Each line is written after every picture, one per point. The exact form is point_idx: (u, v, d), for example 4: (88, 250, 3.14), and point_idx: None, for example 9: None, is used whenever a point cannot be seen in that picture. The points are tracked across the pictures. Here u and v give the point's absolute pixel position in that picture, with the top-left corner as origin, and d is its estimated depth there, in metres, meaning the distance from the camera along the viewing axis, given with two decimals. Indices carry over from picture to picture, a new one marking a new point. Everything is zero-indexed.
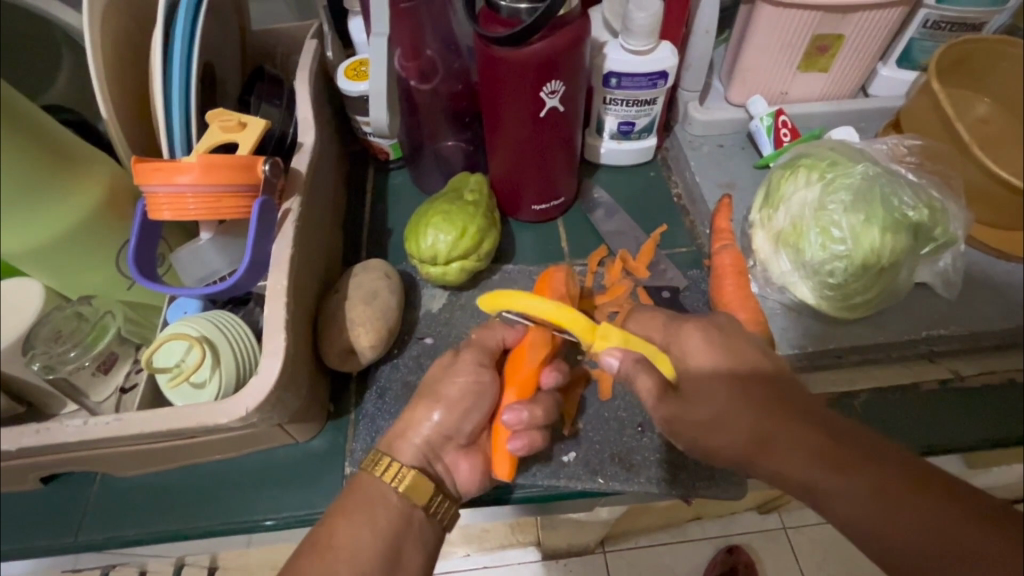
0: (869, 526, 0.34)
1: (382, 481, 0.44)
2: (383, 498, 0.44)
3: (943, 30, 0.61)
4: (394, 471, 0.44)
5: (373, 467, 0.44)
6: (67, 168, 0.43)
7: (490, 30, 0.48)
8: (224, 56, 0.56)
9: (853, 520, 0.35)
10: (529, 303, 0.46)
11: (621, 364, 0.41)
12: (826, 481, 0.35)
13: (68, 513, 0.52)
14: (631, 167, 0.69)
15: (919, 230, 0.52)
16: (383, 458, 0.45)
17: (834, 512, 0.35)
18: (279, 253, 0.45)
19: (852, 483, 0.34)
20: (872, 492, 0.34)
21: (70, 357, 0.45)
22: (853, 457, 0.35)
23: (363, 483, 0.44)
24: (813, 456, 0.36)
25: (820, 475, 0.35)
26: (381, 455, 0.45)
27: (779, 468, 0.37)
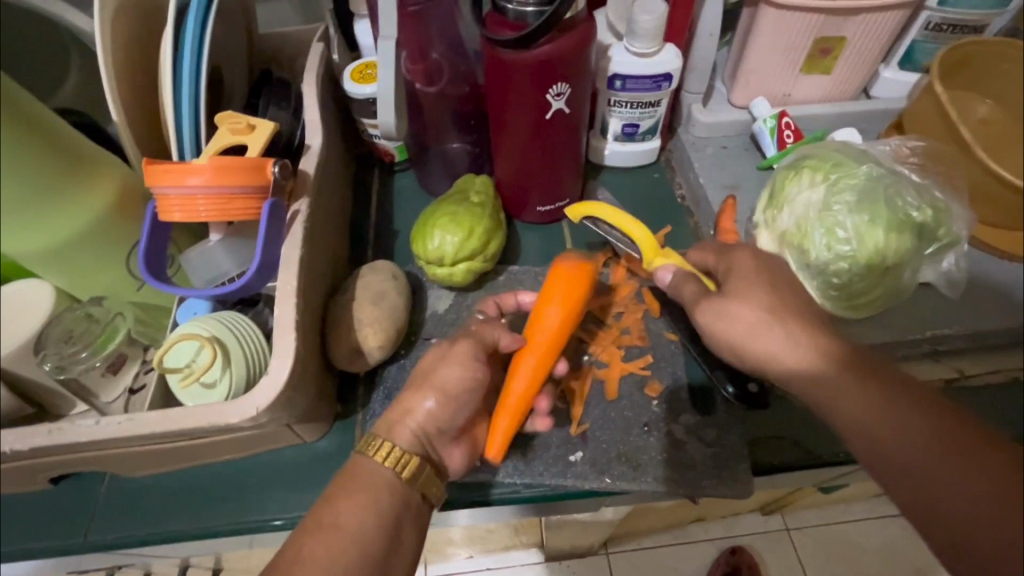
0: (924, 471, 0.35)
1: (381, 464, 0.43)
2: (381, 478, 0.43)
3: (944, 32, 0.62)
4: (391, 455, 0.43)
5: (370, 450, 0.44)
6: (79, 170, 0.43)
7: (497, 32, 0.48)
8: (232, 60, 0.56)
9: (905, 464, 0.35)
10: (628, 224, 0.55)
11: (671, 278, 0.49)
12: (881, 420, 0.36)
13: (75, 514, 0.52)
14: (635, 169, 0.69)
15: (923, 230, 0.52)
16: (383, 441, 0.44)
17: (881, 454, 0.36)
18: (289, 254, 0.45)
19: (905, 424, 0.36)
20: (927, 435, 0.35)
21: (81, 358, 0.46)
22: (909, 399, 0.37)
23: (361, 464, 0.44)
24: (868, 394, 0.37)
25: (875, 412, 0.37)
26: (375, 438, 0.44)
27: (835, 407, 0.38)
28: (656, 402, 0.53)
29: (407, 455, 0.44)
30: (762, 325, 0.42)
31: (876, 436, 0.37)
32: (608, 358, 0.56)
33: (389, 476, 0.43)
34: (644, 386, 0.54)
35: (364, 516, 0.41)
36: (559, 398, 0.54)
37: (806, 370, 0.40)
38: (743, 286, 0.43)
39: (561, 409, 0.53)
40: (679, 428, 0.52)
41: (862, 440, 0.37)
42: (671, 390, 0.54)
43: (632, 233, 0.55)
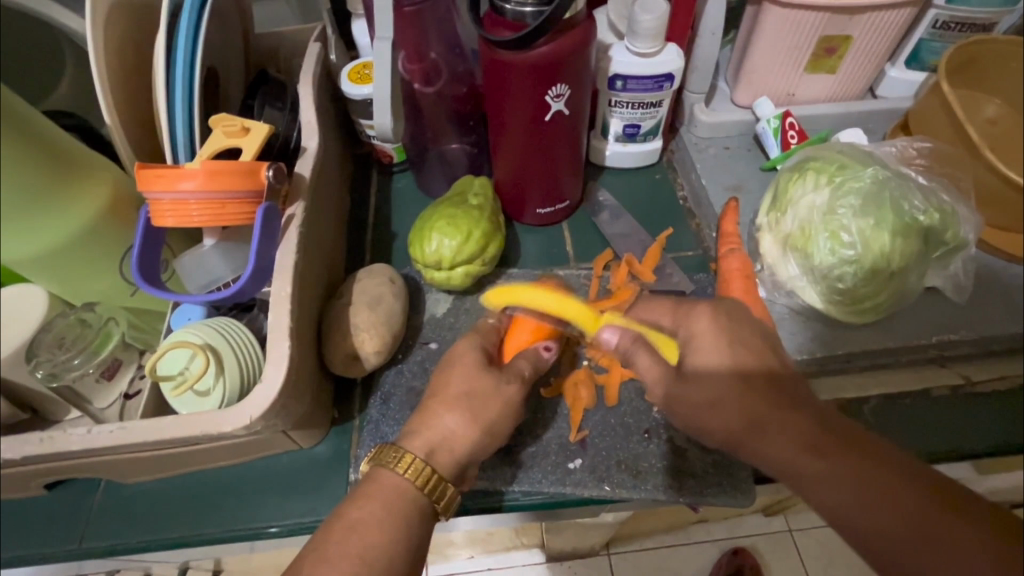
0: (900, 544, 0.37)
1: (403, 479, 0.41)
2: (403, 494, 0.41)
3: (952, 31, 0.60)
4: (414, 469, 0.41)
5: (392, 463, 0.41)
6: (71, 175, 0.42)
7: (495, 33, 0.47)
8: (228, 60, 0.55)
9: (882, 541, 0.37)
10: (533, 296, 0.49)
11: (620, 342, 0.44)
12: (853, 501, 0.38)
13: (72, 519, 0.51)
14: (636, 170, 0.69)
15: (930, 234, 0.51)
16: (408, 455, 0.41)
17: (860, 532, 0.38)
18: (284, 260, 0.45)
19: (878, 501, 0.38)
20: (897, 511, 0.37)
21: (74, 364, 0.45)
22: (874, 471, 0.38)
23: (382, 479, 0.41)
24: (842, 474, 0.38)
25: (849, 494, 0.38)
26: (406, 453, 0.42)
27: (811, 492, 0.39)
28: (657, 408, 0.53)
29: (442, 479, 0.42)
30: (720, 382, 0.41)
31: (852, 519, 0.38)
32: (608, 363, 0.54)
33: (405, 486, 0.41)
34: (644, 392, 0.54)
35: (386, 531, 0.39)
36: (558, 402, 0.53)
37: (781, 459, 0.40)
38: None
39: (561, 414, 0.53)
40: (680, 435, 0.51)
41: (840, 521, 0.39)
42: None
43: (564, 311, 0.48)
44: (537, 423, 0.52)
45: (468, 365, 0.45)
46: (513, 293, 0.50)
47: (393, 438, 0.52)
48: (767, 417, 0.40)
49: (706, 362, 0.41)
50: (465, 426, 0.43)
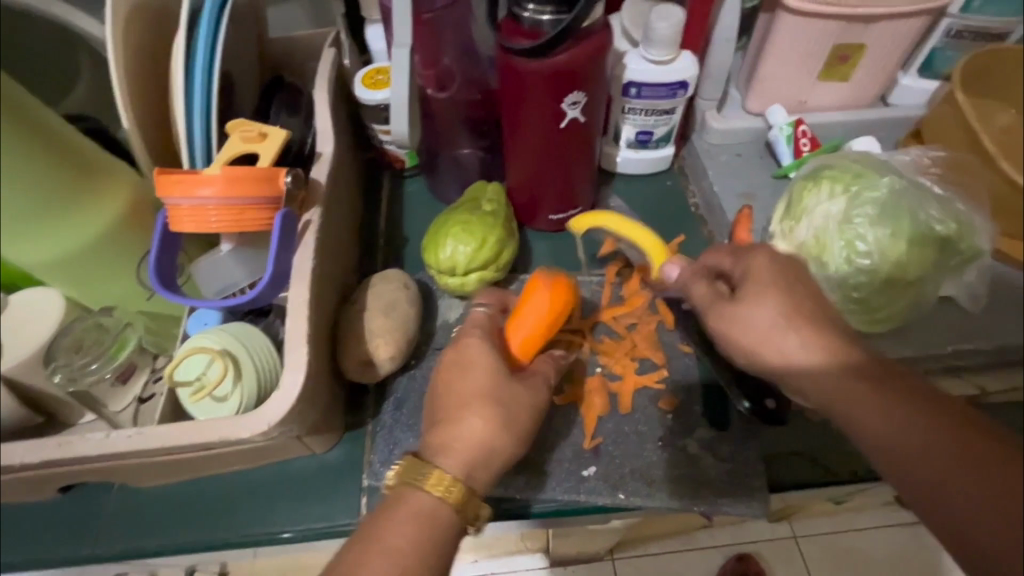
0: (985, 516, 0.32)
1: (431, 495, 0.40)
2: (438, 513, 0.40)
3: (966, 40, 0.61)
4: (450, 489, 0.40)
5: (426, 481, 0.40)
6: (91, 181, 0.43)
7: (513, 41, 0.47)
8: (243, 65, 0.56)
9: (949, 503, 0.33)
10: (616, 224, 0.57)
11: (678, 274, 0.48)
12: (930, 463, 0.34)
13: (84, 524, 0.51)
14: (648, 176, 0.69)
15: (947, 243, 0.51)
16: (446, 476, 0.40)
17: (933, 496, 0.34)
18: (300, 266, 0.45)
19: (957, 469, 0.33)
20: (978, 480, 0.33)
21: (91, 369, 0.45)
22: (956, 434, 0.34)
23: (415, 498, 0.40)
24: (917, 428, 0.35)
25: (912, 441, 0.35)
26: (433, 468, 0.41)
27: (875, 436, 0.36)
28: (670, 416, 0.53)
29: (466, 491, 0.41)
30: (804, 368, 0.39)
31: (917, 473, 0.35)
32: (622, 371, 0.55)
33: (439, 504, 0.40)
34: (657, 400, 0.54)
35: (423, 552, 0.39)
36: (571, 407, 0.53)
37: (840, 396, 0.38)
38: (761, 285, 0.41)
39: (574, 422, 0.53)
40: (694, 444, 0.51)
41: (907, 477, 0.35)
42: (685, 404, 0.53)
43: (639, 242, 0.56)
44: (551, 431, 0.52)
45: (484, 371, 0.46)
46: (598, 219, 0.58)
47: (406, 444, 0.52)
48: (829, 351, 0.39)
49: (756, 299, 0.41)
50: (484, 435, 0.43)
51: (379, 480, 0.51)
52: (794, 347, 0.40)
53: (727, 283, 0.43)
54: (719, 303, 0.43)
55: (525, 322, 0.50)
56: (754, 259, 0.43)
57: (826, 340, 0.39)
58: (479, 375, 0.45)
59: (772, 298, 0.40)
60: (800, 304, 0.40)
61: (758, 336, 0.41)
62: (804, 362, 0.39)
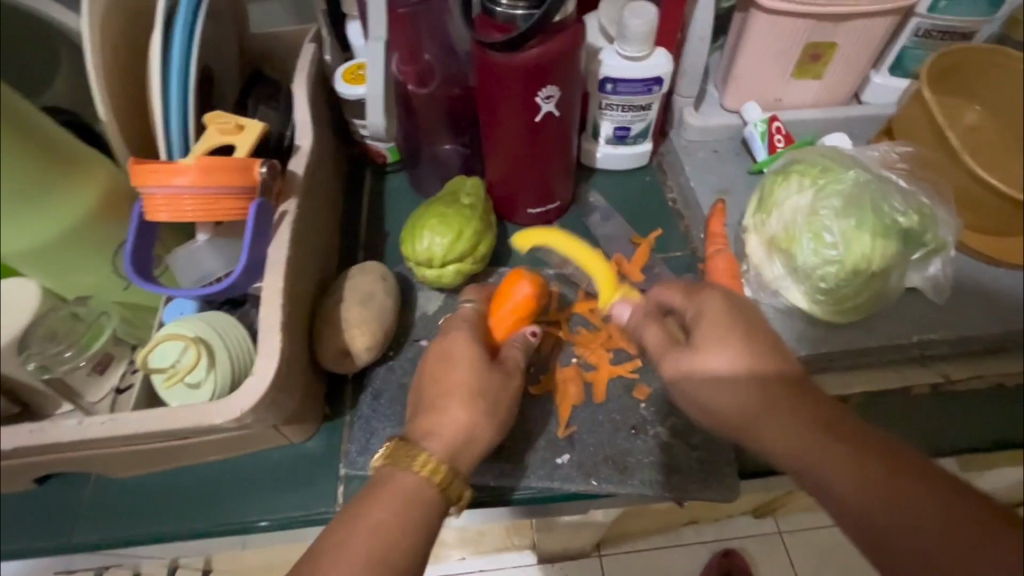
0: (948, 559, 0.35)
1: (417, 477, 0.41)
2: (420, 492, 0.41)
3: (933, 39, 0.62)
4: (432, 469, 0.41)
5: (410, 463, 0.41)
6: (62, 170, 0.43)
7: (486, 35, 0.48)
8: (223, 59, 0.56)
9: (898, 547, 0.36)
10: (558, 241, 0.61)
11: (627, 313, 0.51)
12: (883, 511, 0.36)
13: (62, 514, 0.51)
14: (627, 172, 0.69)
15: (910, 235, 0.52)
16: (432, 458, 0.42)
17: (884, 541, 0.36)
18: (275, 255, 0.45)
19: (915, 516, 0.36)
20: (881, 490, 0.37)
21: (64, 358, 0.45)
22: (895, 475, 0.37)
23: (398, 480, 0.41)
24: (866, 478, 0.37)
25: (861, 485, 0.37)
26: (416, 449, 0.42)
27: (825, 483, 0.38)
28: (644, 405, 0.53)
29: (448, 471, 0.42)
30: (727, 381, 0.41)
31: (869, 521, 0.37)
32: (597, 361, 0.55)
33: (421, 484, 0.41)
34: (632, 389, 0.54)
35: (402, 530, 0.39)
36: (546, 398, 0.54)
37: (796, 449, 0.39)
38: (713, 318, 0.42)
39: (550, 411, 0.53)
40: (667, 431, 0.52)
41: (858, 524, 0.37)
42: (659, 393, 0.54)
43: (592, 271, 0.58)
44: (527, 420, 0.53)
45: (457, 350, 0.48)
46: (538, 236, 0.61)
47: (384, 433, 0.53)
48: (780, 403, 0.40)
49: (708, 340, 0.42)
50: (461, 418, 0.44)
51: (357, 469, 0.52)
52: (741, 401, 0.41)
53: (693, 301, 0.44)
54: (673, 350, 0.44)
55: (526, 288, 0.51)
56: (707, 301, 0.43)
57: (752, 359, 0.41)
58: (462, 365, 0.46)
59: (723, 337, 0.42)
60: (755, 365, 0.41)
61: (709, 390, 0.42)
62: (758, 413, 0.40)
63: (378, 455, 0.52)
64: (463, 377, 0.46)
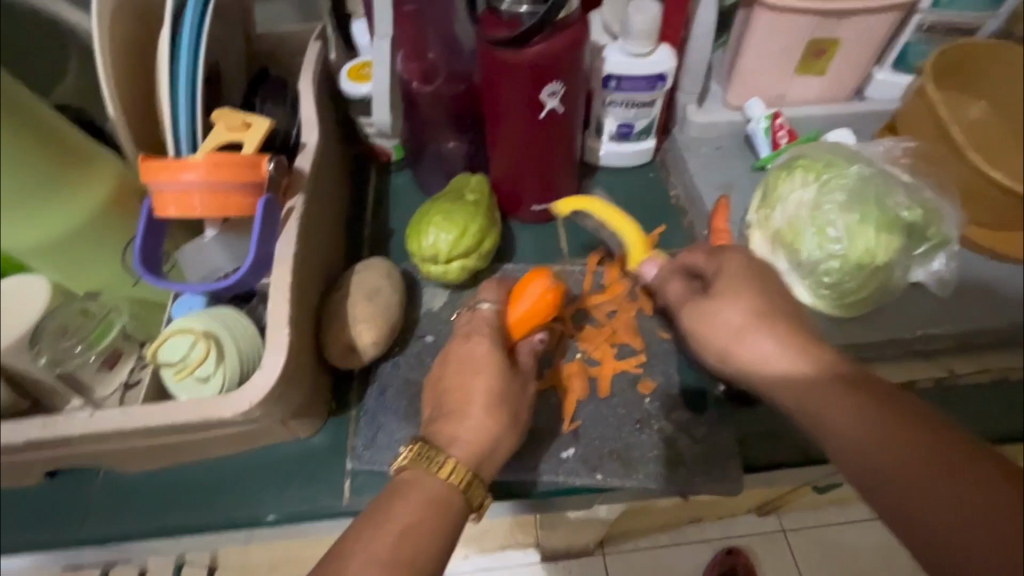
0: None
1: (439, 479, 0.42)
2: (442, 495, 0.42)
3: (938, 33, 0.62)
4: (455, 471, 0.42)
5: (433, 465, 0.42)
6: (72, 166, 0.43)
7: (491, 31, 0.48)
8: (230, 58, 0.57)
9: (920, 510, 0.34)
10: (596, 207, 0.57)
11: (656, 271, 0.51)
12: (900, 467, 0.35)
13: (72, 509, 0.52)
14: (631, 169, 0.70)
15: (913, 229, 0.52)
16: (456, 461, 0.42)
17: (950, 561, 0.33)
18: (283, 251, 0.46)
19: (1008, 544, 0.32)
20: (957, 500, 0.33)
21: (75, 352, 0.46)
22: (921, 436, 0.35)
23: (422, 481, 0.42)
24: (884, 432, 0.36)
25: (879, 437, 0.36)
26: (440, 452, 0.43)
27: (842, 435, 0.38)
28: (648, 400, 0.54)
29: (469, 471, 0.43)
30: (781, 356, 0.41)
31: (886, 475, 0.36)
32: (601, 356, 0.56)
33: (442, 487, 0.42)
34: (636, 384, 0.55)
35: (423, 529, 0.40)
36: (551, 392, 0.54)
37: (861, 443, 0.37)
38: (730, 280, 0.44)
39: (555, 406, 0.54)
40: (671, 425, 0.52)
41: (876, 481, 0.36)
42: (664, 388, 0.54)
43: (621, 231, 0.56)
44: (532, 415, 0.53)
45: (469, 350, 0.48)
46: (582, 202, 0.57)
47: (390, 428, 0.53)
48: (802, 353, 0.41)
49: (726, 296, 0.44)
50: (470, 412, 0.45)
51: (363, 464, 0.52)
52: (766, 347, 0.42)
53: (716, 264, 0.46)
54: (691, 300, 0.46)
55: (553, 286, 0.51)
56: (729, 258, 0.46)
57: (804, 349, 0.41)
58: (481, 369, 0.47)
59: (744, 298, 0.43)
60: (782, 325, 0.42)
61: (734, 337, 0.43)
62: (778, 357, 0.41)
63: (384, 449, 0.52)
64: (478, 379, 0.46)
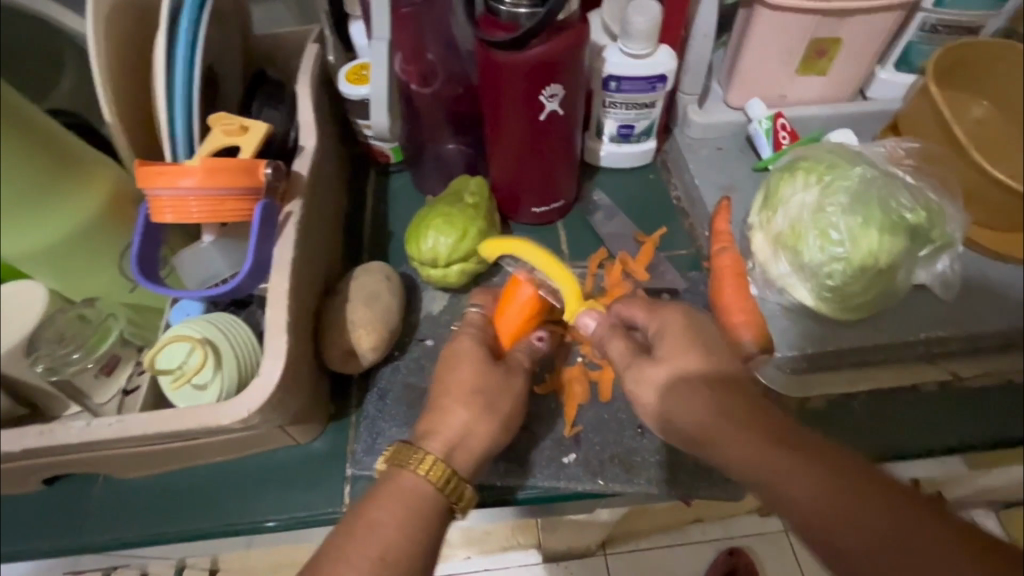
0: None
1: (418, 478, 0.41)
2: (423, 495, 0.41)
3: (940, 33, 0.62)
4: (432, 467, 0.41)
5: (411, 463, 0.42)
6: (68, 172, 0.43)
7: (490, 34, 0.48)
8: (227, 61, 0.56)
9: (857, 556, 0.35)
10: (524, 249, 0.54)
11: (597, 326, 0.47)
12: (855, 520, 0.36)
13: (71, 515, 0.52)
14: (632, 170, 0.69)
15: (917, 232, 0.52)
16: (433, 458, 0.42)
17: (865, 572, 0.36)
18: (281, 256, 0.45)
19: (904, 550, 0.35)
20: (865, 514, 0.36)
21: (72, 360, 0.45)
22: (858, 483, 0.37)
23: (401, 479, 0.41)
24: (816, 485, 0.37)
25: (823, 495, 0.36)
26: (420, 451, 0.42)
27: (787, 494, 0.37)
28: None
29: (448, 470, 0.42)
30: (685, 393, 0.41)
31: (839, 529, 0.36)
32: (602, 360, 0.55)
33: (421, 483, 0.41)
34: None
35: (404, 533, 0.39)
36: (552, 397, 0.54)
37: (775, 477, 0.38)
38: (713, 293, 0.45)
39: (556, 411, 0.53)
40: None
41: (800, 514, 0.37)
42: None
43: (559, 284, 0.51)
44: (533, 420, 0.53)
45: (461, 343, 0.48)
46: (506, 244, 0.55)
47: (389, 433, 0.53)
48: (728, 413, 0.40)
49: (669, 353, 0.42)
50: (472, 418, 0.44)
51: (363, 469, 0.52)
52: (708, 411, 0.40)
53: (655, 315, 0.45)
54: (633, 361, 0.43)
55: (525, 288, 0.51)
56: (669, 316, 0.44)
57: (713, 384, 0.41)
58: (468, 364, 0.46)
59: (685, 355, 0.42)
60: (730, 397, 0.40)
61: (676, 400, 0.41)
62: (720, 422, 0.39)
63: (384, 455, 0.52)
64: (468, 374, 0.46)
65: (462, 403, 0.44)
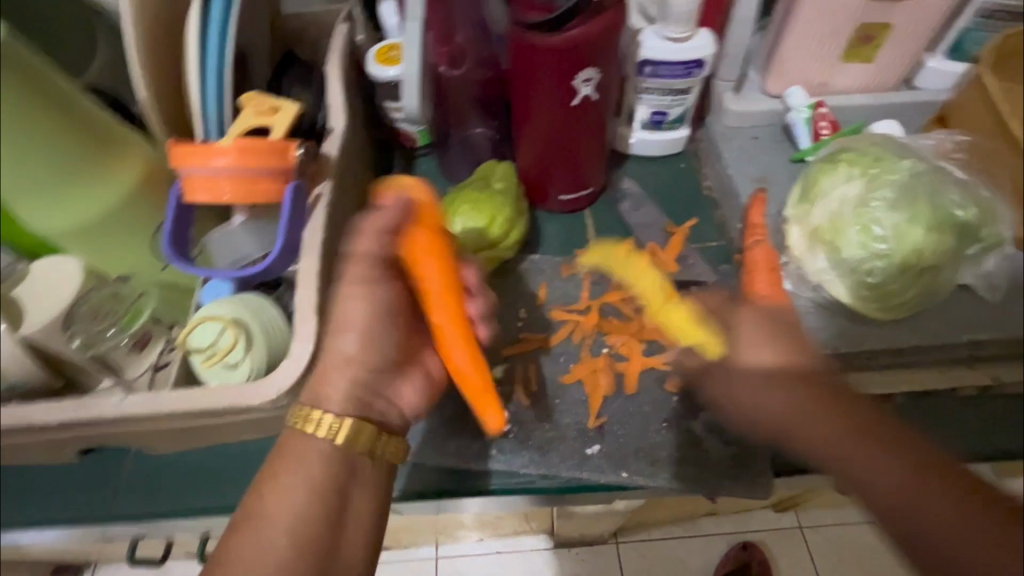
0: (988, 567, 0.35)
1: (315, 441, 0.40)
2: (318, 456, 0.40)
3: (996, 19, 0.59)
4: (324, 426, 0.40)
5: (305, 427, 0.40)
6: (104, 148, 0.43)
7: (527, 15, 0.47)
8: (257, 40, 0.56)
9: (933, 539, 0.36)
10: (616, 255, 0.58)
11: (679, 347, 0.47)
12: (891, 486, 0.37)
13: (102, 486, 0.53)
14: (663, 158, 0.68)
15: (967, 230, 0.50)
16: (349, 423, 0.40)
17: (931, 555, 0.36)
18: (311, 238, 0.45)
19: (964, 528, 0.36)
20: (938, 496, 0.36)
21: (109, 334, 0.47)
22: (915, 459, 0.37)
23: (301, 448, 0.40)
24: (899, 469, 0.37)
25: (902, 487, 0.36)
26: (305, 411, 0.40)
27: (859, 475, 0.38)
28: (676, 398, 0.53)
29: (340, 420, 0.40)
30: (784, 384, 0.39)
31: (907, 521, 0.37)
32: (628, 352, 0.55)
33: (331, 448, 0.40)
34: (664, 381, 0.54)
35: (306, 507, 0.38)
36: (576, 388, 0.54)
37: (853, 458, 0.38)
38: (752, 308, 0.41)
39: (581, 402, 0.53)
40: (699, 425, 0.51)
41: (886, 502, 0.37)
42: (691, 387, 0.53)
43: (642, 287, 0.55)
44: (556, 409, 0.53)
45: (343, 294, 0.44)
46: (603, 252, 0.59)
47: None
48: (820, 402, 0.38)
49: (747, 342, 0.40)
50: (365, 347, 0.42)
51: None
52: (789, 408, 0.38)
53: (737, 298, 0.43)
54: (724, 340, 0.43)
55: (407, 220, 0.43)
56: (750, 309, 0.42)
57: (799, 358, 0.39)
58: (350, 314, 0.41)
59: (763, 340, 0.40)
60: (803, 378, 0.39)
61: (754, 392, 0.40)
62: (793, 413, 0.38)
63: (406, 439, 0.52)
64: (357, 316, 0.41)
65: (346, 328, 0.41)
